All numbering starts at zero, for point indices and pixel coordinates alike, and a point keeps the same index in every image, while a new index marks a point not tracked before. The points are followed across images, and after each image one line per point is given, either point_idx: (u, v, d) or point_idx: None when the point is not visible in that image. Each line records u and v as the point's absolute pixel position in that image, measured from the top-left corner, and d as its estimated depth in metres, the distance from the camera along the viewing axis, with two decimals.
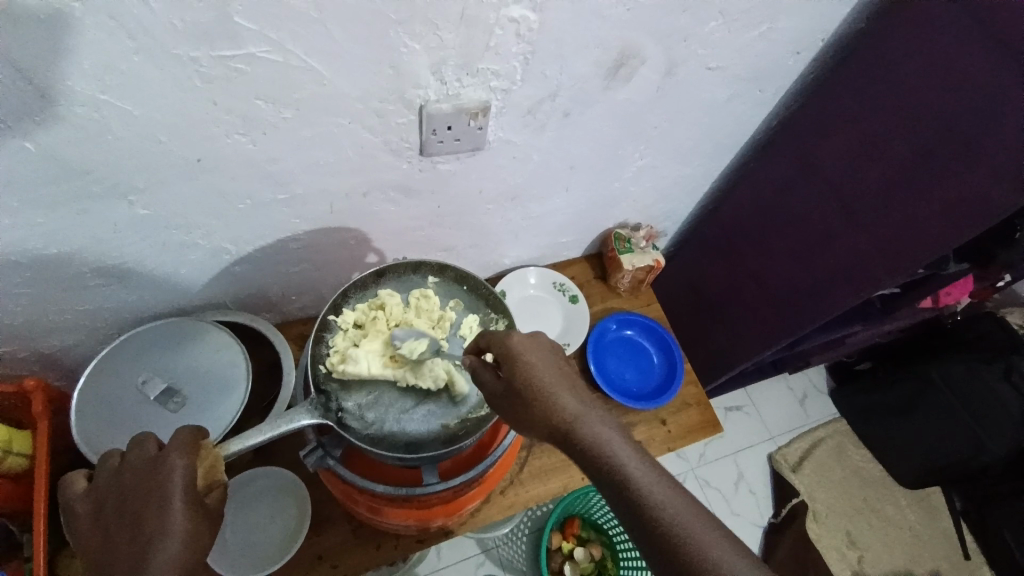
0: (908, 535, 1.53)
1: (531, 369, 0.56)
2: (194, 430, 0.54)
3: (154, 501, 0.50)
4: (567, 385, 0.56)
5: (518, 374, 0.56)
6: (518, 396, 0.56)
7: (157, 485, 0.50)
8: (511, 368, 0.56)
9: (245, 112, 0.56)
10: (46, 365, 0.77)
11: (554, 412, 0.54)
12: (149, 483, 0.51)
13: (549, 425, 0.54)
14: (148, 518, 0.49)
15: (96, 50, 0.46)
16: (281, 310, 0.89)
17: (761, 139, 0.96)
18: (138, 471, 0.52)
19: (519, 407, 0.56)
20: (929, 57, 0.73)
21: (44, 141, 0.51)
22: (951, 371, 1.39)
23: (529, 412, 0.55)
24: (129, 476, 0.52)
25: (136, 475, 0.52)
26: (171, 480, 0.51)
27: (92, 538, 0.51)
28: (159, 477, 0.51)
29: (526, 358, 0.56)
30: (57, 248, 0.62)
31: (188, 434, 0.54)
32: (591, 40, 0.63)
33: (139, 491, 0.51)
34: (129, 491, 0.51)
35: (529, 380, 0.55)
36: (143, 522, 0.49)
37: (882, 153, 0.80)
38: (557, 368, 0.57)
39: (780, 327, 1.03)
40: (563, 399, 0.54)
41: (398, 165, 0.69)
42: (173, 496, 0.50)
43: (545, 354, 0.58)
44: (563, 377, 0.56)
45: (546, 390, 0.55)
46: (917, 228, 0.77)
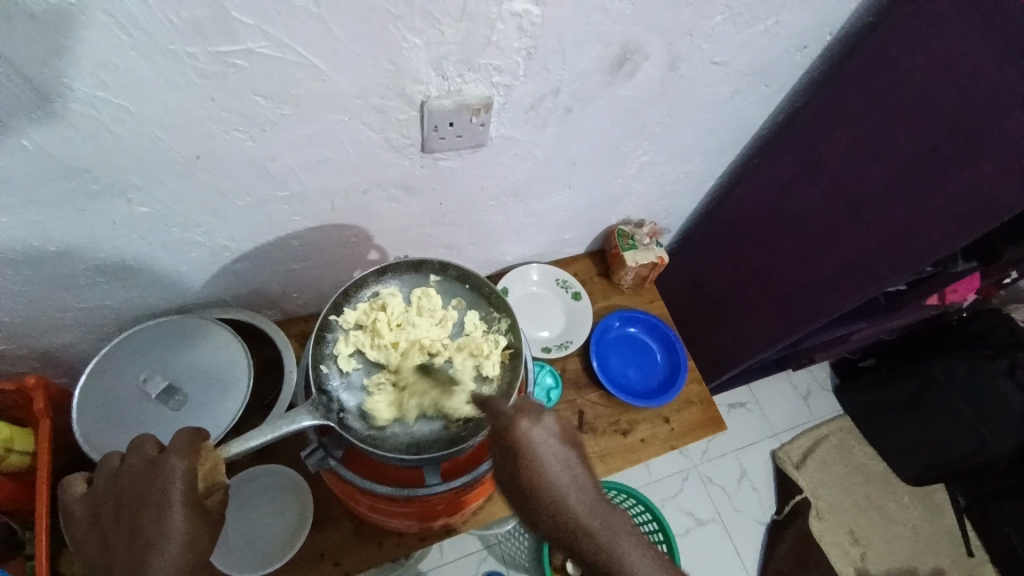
0: (910, 532, 1.53)
1: (543, 473, 0.53)
2: (193, 433, 0.54)
3: (154, 507, 0.50)
4: (578, 486, 0.54)
5: (529, 477, 0.53)
6: (531, 498, 0.53)
7: (157, 489, 0.50)
8: (520, 470, 0.53)
9: (246, 109, 0.55)
10: (46, 363, 0.77)
11: (569, 520, 0.53)
12: (150, 487, 0.50)
13: (564, 531, 0.53)
14: (149, 523, 0.49)
15: (92, 47, 0.45)
16: (282, 307, 0.89)
17: (765, 136, 0.94)
18: (137, 475, 0.52)
19: (528, 509, 0.54)
20: (935, 52, 0.71)
21: (41, 139, 0.51)
22: (953, 368, 1.38)
23: (539, 516, 0.53)
24: (129, 480, 0.52)
25: (136, 479, 0.51)
26: (171, 483, 0.50)
27: (94, 540, 0.51)
28: (159, 481, 0.50)
29: (538, 464, 0.53)
30: (56, 246, 0.62)
31: (186, 437, 0.53)
32: (595, 35, 0.62)
33: (139, 495, 0.50)
34: (130, 495, 0.51)
35: (541, 486, 0.53)
36: (145, 526, 0.49)
37: (888, 152, 0.79)
38: (564, 463, 0.54)
39: (784, 325, 1.03)
40: (576, 507, 0.53)
41: (399, 162, 0.69)
42: (174, 499, 0.50)
43: (556, 446, 0.55)
44: (572, 473, 0.55)
45: (559, 497, 0.53)
46: (924, 227, 0.76)
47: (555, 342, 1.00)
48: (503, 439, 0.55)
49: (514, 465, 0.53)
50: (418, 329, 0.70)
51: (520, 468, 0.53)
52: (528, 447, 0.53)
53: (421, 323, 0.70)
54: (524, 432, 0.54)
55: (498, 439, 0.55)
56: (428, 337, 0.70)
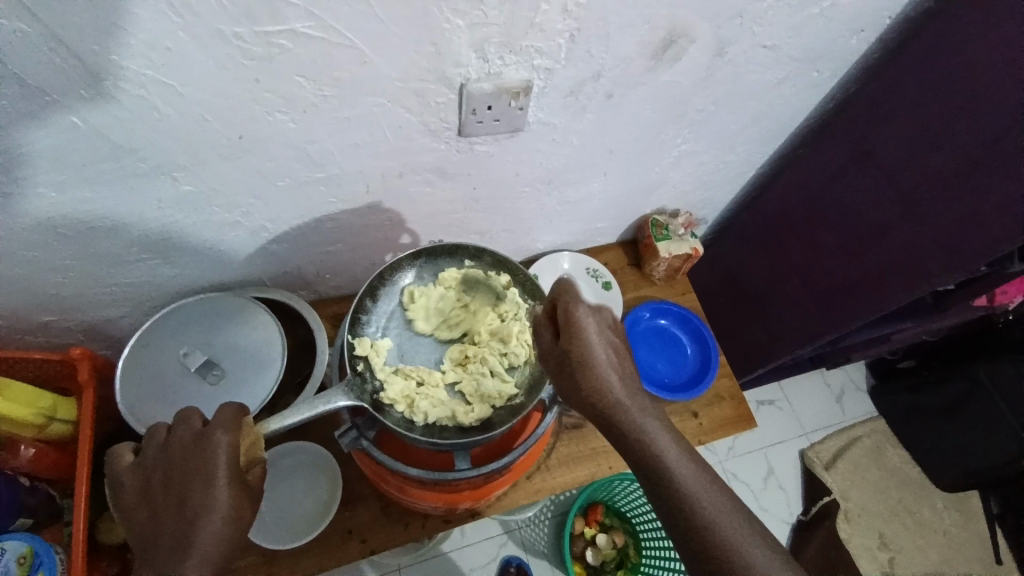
0: (942, 538, 1.49)
1: (591, 350, 0.56)
2: (237, 408, 0.56)
3: (201, 477, 0.51)
4: (616, 366, 0.57)
5: (578, 352, 0.56)
6: (580, 373, 0.56)
7: (204, 461, 0.51)
8: (569, 344, 0.57)
9: (290, 91, 0.55)
10: (91, 336, 0.79)
11: (606, 396, 0.56)
12: (197, 459, 0.52)
13: (606, 408, 0.56)
14: (195, 493, 0.50)
15: (143, 28, 0.46)
16: (315, 288, 0.90)
17: (812, 126, 0.91)
18: (185, 446, 0.53)
19: (570, 383, 0.57)
20: (1003, 43, 0.68)
21: (91, 118, 0.52)
22: (1002, 374, 1.29)
23: (578, 387, 0.56)
24: (177, 451, 0.53)
25: (184, 450, 0.53)
26: (217, 456, 0.52)
27: (141, 510, 0.52)
28: (205, 454, 0.52)
29: (586, 343, 0.56)
30: (104, 223, 0.64)
31: (231, 412, 0.55)
32: (642, 19, 0.60)
33: (186, 467, 0.52)
34: (177, 467, 0.52)
35: (588, 362, 0.56)
36: (191, 496, 0.50)
37: (946, 145, 0.75)
38: (608, 350, 0.57)
39: (827, 324, 0.99)
40: (615, 390, 0.56)
41: (436, 146, 0.68)
42: (220, 471, 0.51)
43: (604, 334, 0.58)
44: (617, 361, 0.58)
45: (602, 370, 0.56)
46: (984, 225, 0.73)
47: None
48: (557, 318, 0.59)
49: (567, 340, 0.57)
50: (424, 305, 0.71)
51: (570, 345, 0.57)
52: (576, 326, 0.57)
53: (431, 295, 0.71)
54: (581, 314, 0.57)
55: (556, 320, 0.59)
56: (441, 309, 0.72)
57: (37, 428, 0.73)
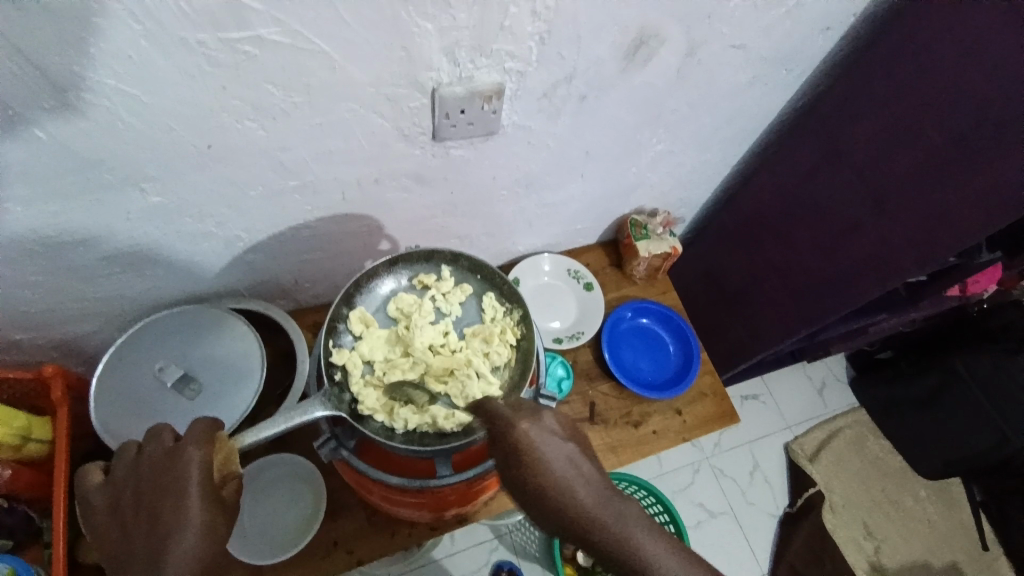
0: (926, 525, 1.51)
1: (547, 465, 0.52)
2: (210, 423, 0.55)
3: (173, 493, 0.50)
4: (582, 476, 0.53)
5: (532, 472, 0.52)
6: (542, 499, 0.52)
7: (175, 476, 0.51)
8: (526, 472, 0.52)
9: (259, 99, 0.55)
10: (64, 352, 0.78)
11: (579, 513, 0.51)
12: (168, 474, 0.51)
13: (579, 531, 0.51)
14: (168, 510, 0.50)
15: (105, 37, 0.45)
16: (295, 297, 0.89)
17: (783, 124, 0.93)
18: (156, 463, 0.52)
19: (543, 517, 0.52)
20: (963, 40, 0.69)
21: (55, 130, 0.51)
22: (978, 365, 1.31)
23: (552, 518, 0.52)
24: (148, 468, 0.52)
25: (155, 467, 0.52)
26: (189, 471, 0.51)
27: (112, 529, 0.51)
28: (176, 470, 0.51)
29: (539, 454, 0.52)
30: (73, 237, 0.62)
31: (203, 426, 0.54)
32: (611, 22, 0.61)
33: (157, 484, 0.51)
34: (149, 485, 0.51)
35: (547, 486, 0.52)
36: (163, 513, 0.50)
37: (913, 140, 0.76)
38: (570, 459, 0.53)
39: (804, 319, 1.01)
40: (589, 501, 0.52)
41: (411, 152, 0.68)
42: (192, 487, 0.50)
43: (557, 441, 0.54)
44: (578, 470, 0.53)
45: (566, 488, 0.52)
46: (953, 218, 0.74)
47: (566, 333, 0.99)
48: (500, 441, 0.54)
49: (518, 464, 0.52)
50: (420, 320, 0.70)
51: (524, 466, 0.52)
52: (531, 446, 0.53)
53: (428, 307, 0.70)
54: (523, 428, 0.53)
55: (497, 439, 0.55)
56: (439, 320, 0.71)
57: (13, 450, 0.71)
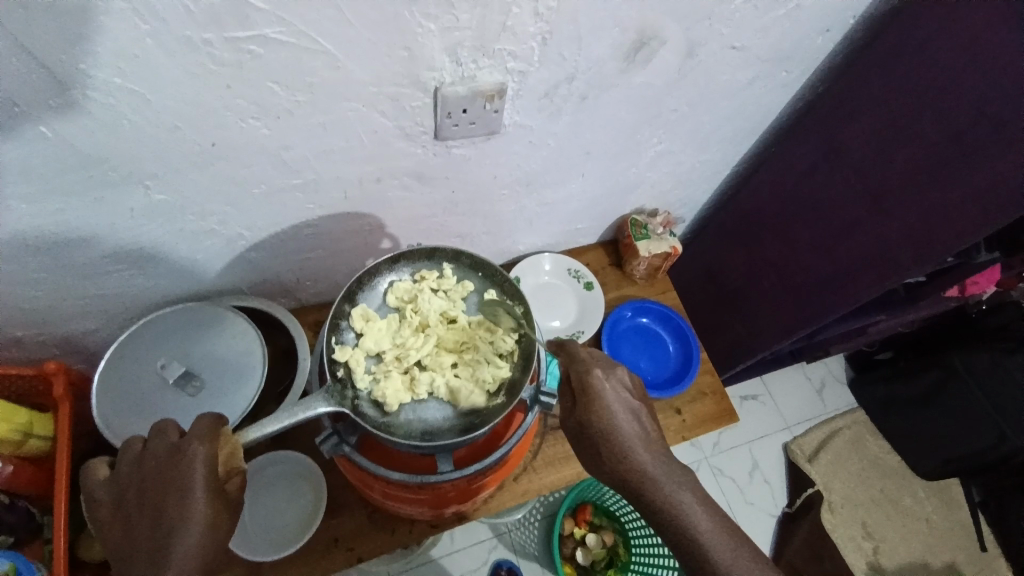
0: (925, 526, 1.52)
1: (612, 416, 0.59)
2: (214, 418, 0.55)
3: (176, 490, 0.50)
4: (642, 432, 0.60)
5: (597, 419, 0.59)
6: (603, 444, 0.59)
7: (179, 473, 0.51)
8: (590, 415, 0.59)
9: (262, 97, 0.55)
10: (65, 350, 0.78)
11: (634, 466, 0.57)
12: (172, 471, 0.51)
13: (630, 479, 0.58)
14: (172, 506, 0.50)
15: (110, 35, 0.46)
16: (296, 296, 0.89)
17: (783, 124, 0.93)
18: (160, 460, 0.52)
19: (598, 458, 0.59)
20: (966, 40, 0.70)
21: (59, 128, 0.51)
22: (975, 363, 1.33)
23: (607, 460, 0.59)
24: (151, 464, 0.52)
25: (158, 463, 0.52)
26: (194, 468, 0.51)
27: (117, 524, 0.52)
28: (181, 466, 0.51)
29: (605, 403, 0.59)
30: (75, 235, 0.63)
31: (208, 423, 0.54)
32: (612, 22, 0.61)
33: (162, 480, 0.51)
34: (153, 480, 0.52)
35: (609, 432, 0.59)
36: (167, 509, 0.50)
37: (912, 140, 0.76)
38: (632, 414, 0.60)
39: (803, 319, 1.01)
40: (642, 457, 0.58)
41: (413, 151, 0.68)
42: (196, 484, 0.50)
43: (624, 396, 0.61)
44: (640, 427, 0.60)
45: (626, 440, 0.58)
46: (952, 218, 0.74)
47: (566, 332, 1.00)
48: (572, 385, 0.62)
49: (584, 408, 0.60)
50: (420, 315, 0.70)
51: (590, 412, 0.60)
52: (598, 395, 0.60)
53: (428, 302, 0.71)
54: (596, 376, 0.60)
55: (569, 382, 0.62)
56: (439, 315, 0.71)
57: (14, 446, 0.71)
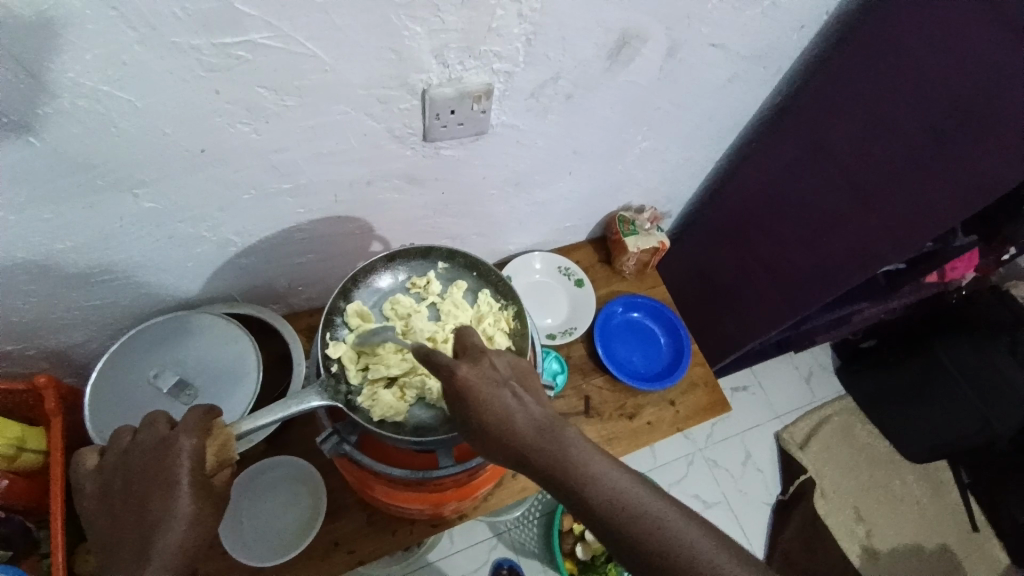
0: (915, 509, 1.54)
1: (487, 403, 0.52)
2: (206, 410, 0.55)
3: (163, 484, 0.50)
4: (524, 408, 0.54)
5: (472, 414, 0.52)
6: (491, 440, 0.53)
7: (166, 467, 0.51)
8: (468, 409, 0.52)
9: (252, 102, 0.56)
10: (55, 362, 0.77)
11: (521, 444, 0.52)
12: (159, 464, 0.51)
13: (519, 457, 0.53)
14: (157, 499, 0.50)
15: (100, 43, 0.46)
16: (288, 301, 0.89)
17: (765, 118, 0.95)
18: (147, 451, 0.52)
19: (489, 450, 0.53)
20: (939, 34, 0.71)
21: (48, 136, 0.51)
22: (958, 352, 1.35)
23: (492, 447, 0.53)
24: (139, 456, 0.52)
25: (146, 455, 0.52)
26: (180, 461, 0.51)
27: (102, 515, 0.51)
28: (168, 459, 0.51)
29: (476, 392, 0.52)
30: (65, 245, 0.62)
31: (198, 415, 0.54)
32: (595, 22, 0.63)
33: (147, 473, 0.51)
34: (139, 472, 0.51)
35: (489, 425, 0.52)
36: (153, 503, 0.50)
37: (889, 131, 0.78)
38: (509, 393, 0.54)
39: (789, 308, 1.03)
40: (526, 432, 0.53)
41: (403, 153, 0.69)
42: (181, 478, 0.50)
43: (497, 381, 0.54)
44: (519, 400, 0.54)
45: (506, 421, 0.52)
46: (931, 207, 0.76)
47: (559, 329, 1.01)
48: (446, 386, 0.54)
49: (462, 405, 0.53)
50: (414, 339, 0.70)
51: (468, 409, 0.52)
52: (469, 387, 0.52)
53: (424, 323, 0.71)
54: (462, 370, 0.53)
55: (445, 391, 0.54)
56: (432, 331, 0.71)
57: (7, 461, 0.71)
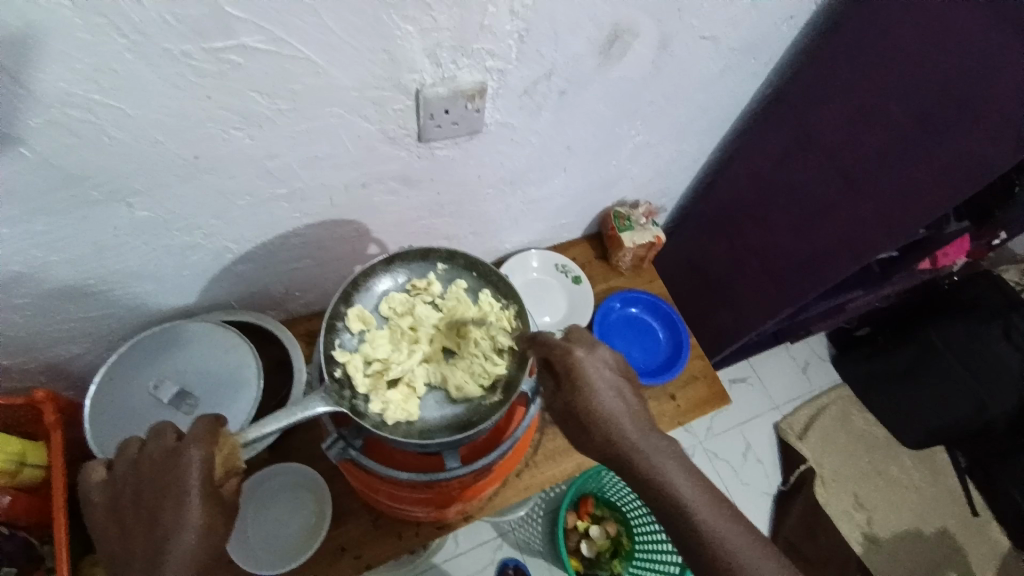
0: (914, 494, 1.56)
1: (595, 392, 0.58)
2: (213, 420, 0.54)
3: (174, 496, 0.50)
4: (628, 407, 0.59)
5: (578, 397, 0.58)
6: (583, 421, 0.58)
7: (175, 479, 0.50)
8: (575, 392, 0.59)
9: (246, 108, 0.55)
10: (52, 376, 0.77)
11: (617, 436, 0.57)
12: (169, 476, 0.50)
13: (616, 451, 0.58)
14: (168, 511, 0.50)
15: (91, 52, 0.45)
16: (286, 307, 0.89)
17: (756, 109, 0.95)
18: (156, 463, 0.51)
19: (581, 430, 0.59)
20: (927, 20, 0.72)
21: (40, 147, 0.51)
22: (951, 334, 1.38)
23: (591, 431, 0.58)
24: (149, 468, 0.52)
25: (155, 467, 0.51)
26: (190, 473, 0.50)
27: (113, 529, 0.51)
28: (177, 471, 0.50)
29: (588, 380, 0.58)
30: (60, 257, 0.62)
31: (206, 425, 0.53)
32: (587, 18, 0.63)
33: (157, 486, 0.50)
34: (149, 484, 0.51)
35: (588, 409, 0.58)
36: (163, 514, 0.49)
37: (879, 119, 0.79)
38: (615, 390, 0.59)
39: (785, 299, 1.04)
40: (626, 428, 0.58)
41: (397, 154, 0.69)
42: (191, 490, 0.50)
43: (607, 373, 0.60)
44: (623, 398, 0.59)
45: (607, 412, 0.58)
46: (922, 193, 0.76)
47: (558, 327, 1.01)
48: (556, 368, 0.61)
49: (572, 389, 0.59)
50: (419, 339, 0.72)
51: (574, 392, 0.59)
52: (583, 372, 0.59)
53: (429, 325, 0.71)
54: (577, 356, 0.59)
55: (555, 365, 0.60)
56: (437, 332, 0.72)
57: (8, 476, 0.70)
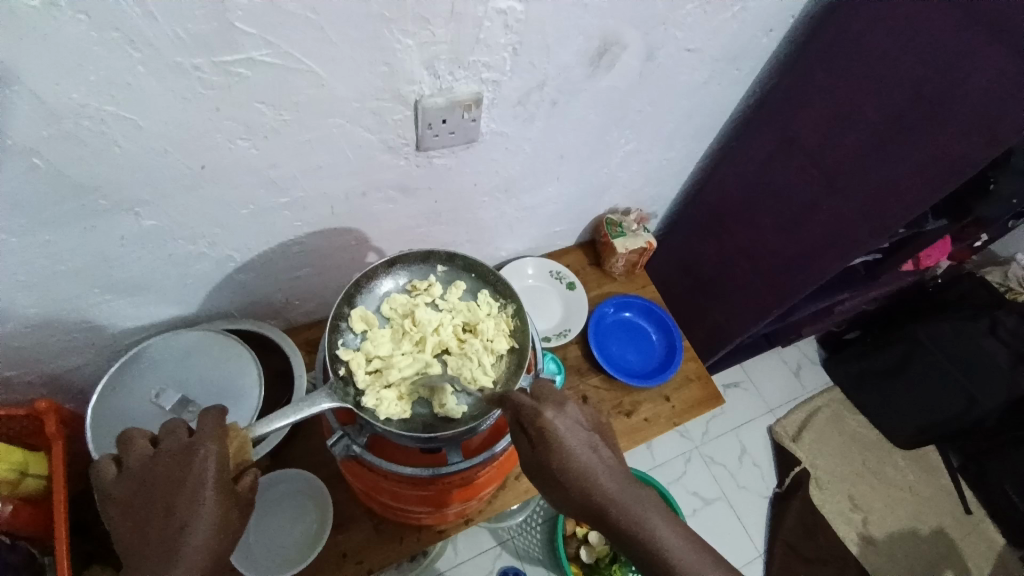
0: (908, 494, 1.58)
1: (567, 448, 0.56)
2: (221, 415, 0.56)
3: (190, 489, 0.51)
4: (603, 463, 0.57)
5: (554, 458, 0.56)
6: (558, 481, 0.56)
7: (191, 472, 0.51)
8: (548, 452, 0.56)
9: (251, 119, 0.57)
10: (54, 388, 0.77)
11: (598, 496, 0.56)
12: (184, 470, 0.52)
13: (595, 508, 0.56)
14: (182, 504, 0.50)
15: (104, 65, 0.47)
16: (286, 317, 0.90)
17: (740, 117, 0.99)
18: (170, 458, 0.53)
19: (561, 492, 0.57)
20: (898, 28, 0.76)
21: (51, 157, 0.52)
22: (938, 331, 1.42)
23: (567, 492, 0.56)
24: (162, 463, 0.53)
25: (169, 462, 0.52)
26: (206, 466, 0.52)
27: (124, 523, 0.52)
28: (192, 465, 0.52)
29: (559, 440, 0.56)
30: (65, 267, 0.63)
31: (215, 419, 0.55)
32: (577, 32, 0.66)
33: (172, 480, 0.51)
34: (163, 479, 0.52)
35: (567, 467, 0.56)
36: (178, 507, 0.50)
37: (858, 122, 0.83)
38: (587, 443, 0.58)
39: (774, 300, 1.06)
40: (605, 486, 0.56)
41: (395, 163, 0.71)
42: (208, 483, 0.51)
43: (578, 428, 0.58)
44: (597, 453, 0.58)
45: (585, 470, 0.56)
46: (901, 191, 0.80)
47: (554, 331, 1.02)
48: (526, 424, 0.58)
49: (543, 449, 0.56)
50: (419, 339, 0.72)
51: (549, 452, 0.56)
52: (552, 431, 0.56)
53: (430, 324, 0.72)
54: (548, 414, 0.57)
55: (523, 424, 0.58)
56: (438, 338, 0.73)
57: (10, 486, 0.71)
